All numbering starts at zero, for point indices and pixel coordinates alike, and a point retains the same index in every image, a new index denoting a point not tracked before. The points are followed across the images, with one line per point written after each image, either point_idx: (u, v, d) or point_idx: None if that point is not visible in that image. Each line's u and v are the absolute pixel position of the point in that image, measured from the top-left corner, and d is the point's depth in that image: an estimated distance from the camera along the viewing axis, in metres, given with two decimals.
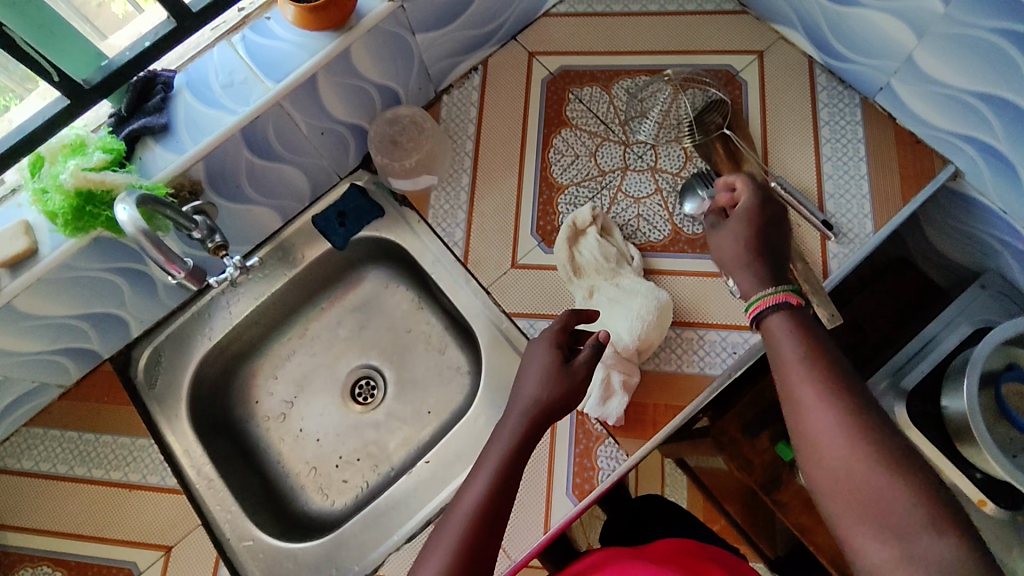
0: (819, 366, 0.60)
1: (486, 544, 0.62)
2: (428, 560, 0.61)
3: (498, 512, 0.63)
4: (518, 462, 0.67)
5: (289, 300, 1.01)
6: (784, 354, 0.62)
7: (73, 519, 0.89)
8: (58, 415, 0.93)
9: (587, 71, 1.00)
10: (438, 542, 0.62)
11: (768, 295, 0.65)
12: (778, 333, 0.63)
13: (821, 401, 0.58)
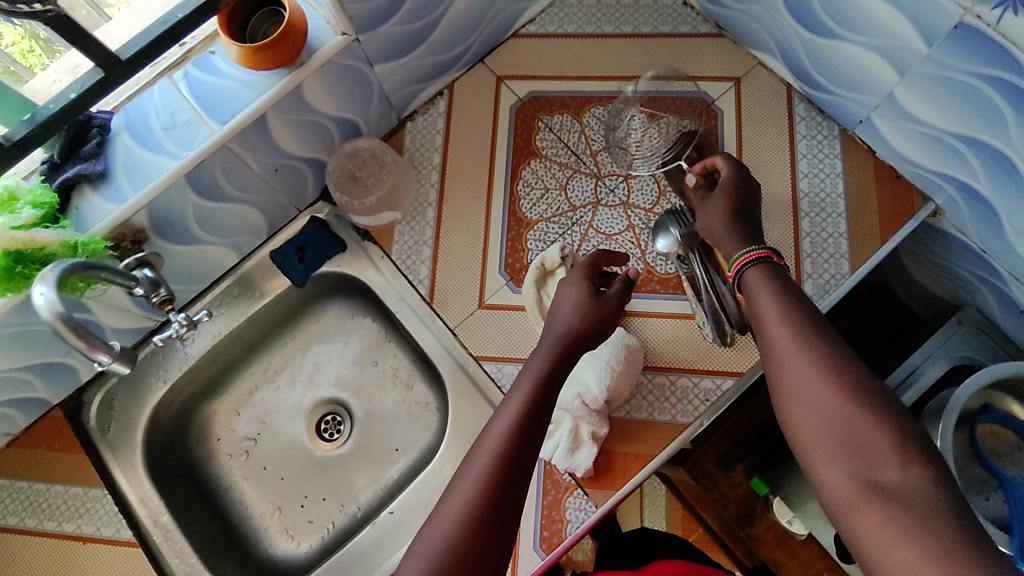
0: (808, 318, 0.57)
1: (525, 465, 0.57)
2: (461, 480, 0.57)
3: (534, 434, 0.60)
4: (552, 390, 0.64)
5: (250, 336, 0.97)
6: (768, 303, 0.60)
7: (24, 574, 0.83)
8: (6, 463, 0.87)
9: (558, 98, 0.96)
10: (472, 457, 0.58)
11: (752, 251, 0.64)
12: (760, 295, 0.61)
13: (809, 361, 0.54)
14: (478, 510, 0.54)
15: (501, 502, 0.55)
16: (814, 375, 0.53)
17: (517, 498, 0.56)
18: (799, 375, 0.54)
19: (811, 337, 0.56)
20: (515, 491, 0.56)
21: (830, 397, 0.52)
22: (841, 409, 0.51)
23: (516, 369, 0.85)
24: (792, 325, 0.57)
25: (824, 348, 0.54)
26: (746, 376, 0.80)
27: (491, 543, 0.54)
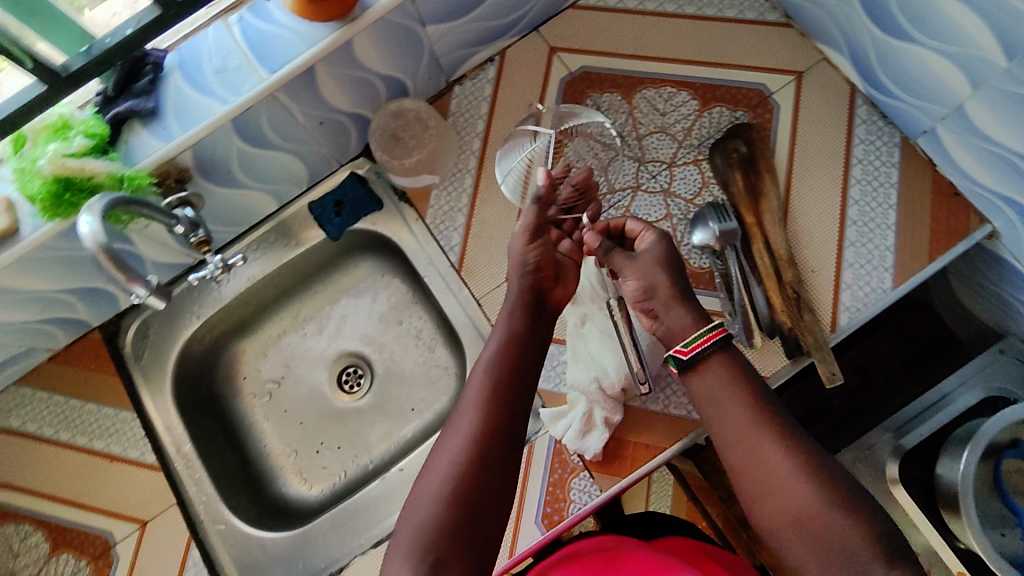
0: (770, 417, 0.61)
1: (507, 404, 0.65)
2: (456, 424, 0.64)
3: (510, 373, 0.67)
4: (520, 357, 0.69)
5: (282, 283, 0.99)
6: (733, 400, 0.62)
7: (54, 481, 0.88)
8: (46, 377, 0.92)
9: (610, 75, 0.93)
10: (455, 428, 0.64)
11: (706, 331, 0.65)
12: (722, 393, 0.63)
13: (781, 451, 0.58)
14: (472, 450, 0.61)
15: (492, 441, 0.62)
16: (799, 486, 0.56)
17: (506, 433, 0.63)
18: (769, 458, 0.58)
19: (783, 440, 0.59)
20: (503, 427, 0.64)
21: (807, 501, 0.55)
22: (821, 514, 0.55)
23: None
24: (756, 430, 0.60)
25: (795, 450, 0.58)
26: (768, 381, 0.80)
27: (485, 478, 0.61)
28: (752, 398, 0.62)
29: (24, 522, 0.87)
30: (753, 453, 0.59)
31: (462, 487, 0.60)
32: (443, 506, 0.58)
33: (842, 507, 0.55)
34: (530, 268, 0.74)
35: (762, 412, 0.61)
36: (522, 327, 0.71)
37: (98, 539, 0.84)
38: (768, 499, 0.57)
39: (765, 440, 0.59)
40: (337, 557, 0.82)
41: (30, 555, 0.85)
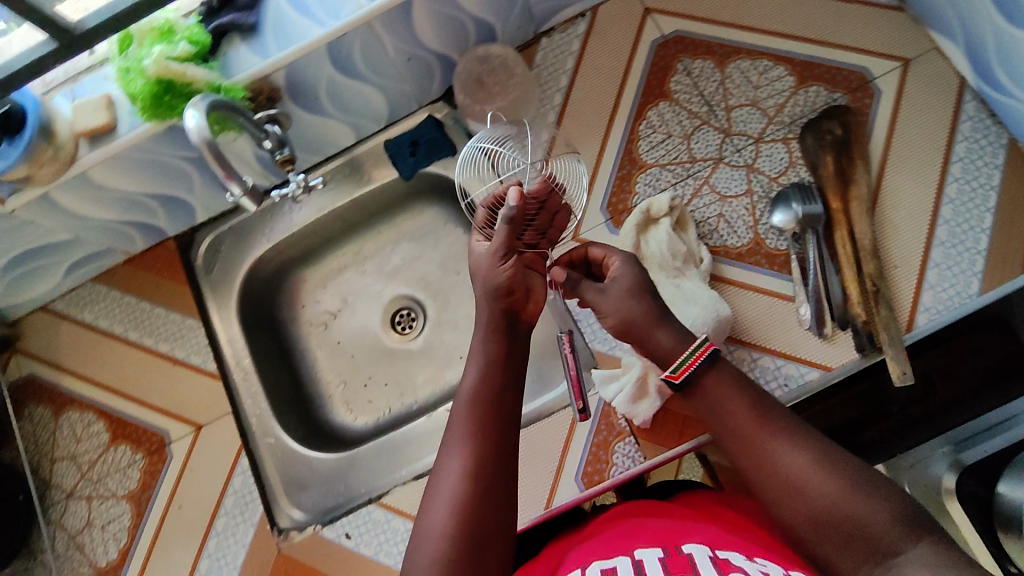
0: (776, 415, 0.54)
1: (499, 432, 0.55)
2: (443, 475, 0.53)
3: (498, 396, 0.57)
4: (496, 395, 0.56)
5: (349, 217, 1.00)
6: (742, 400, 0.55)
7: (118, 376, 0.92)
8: (121, 278, 0.96)
9: (704, 42, 0.90)
10: (437, 491, 0.53)
11: (690, 355, 0.56)
12: (727, 393, 0.55)
13: (789, 447, 0.52)
14: (464, 503, 0.52)
15: (488, 485, 0.52)
16: (818, 480, 0.50)
17: (502, 471, 0.54)
18: (777, 454, 0.52)
19: (794, 438, 0.52)
20: (496, 465, 0.54)
21: (828, 496, 0.49)
22: (843, 507, 0.48)
23: None
24: (766, 430, 0.53)
25: (811, 449, 0.51)
26: (833, 370, 0.77)
27: (488, 531, 0.51)
28: (754, 394, 0.55)
29: (87, 410, 0.91)
30: (763, 453, 0.52)
31: (465, 545, 0.50)
32: (449, 566, 0.49)
33: (867, 492, 0.48)
34: (500, 291, 0.59)
35: (771, 411, 0.54)
36: (505, 344, 0.59)
37: (155, 436, 0.88)
38: (785, 501, 0.51)
39: (779, 441, 0.52)
40: (377, 485, 0.83)
41: (91, 442, 0.90)
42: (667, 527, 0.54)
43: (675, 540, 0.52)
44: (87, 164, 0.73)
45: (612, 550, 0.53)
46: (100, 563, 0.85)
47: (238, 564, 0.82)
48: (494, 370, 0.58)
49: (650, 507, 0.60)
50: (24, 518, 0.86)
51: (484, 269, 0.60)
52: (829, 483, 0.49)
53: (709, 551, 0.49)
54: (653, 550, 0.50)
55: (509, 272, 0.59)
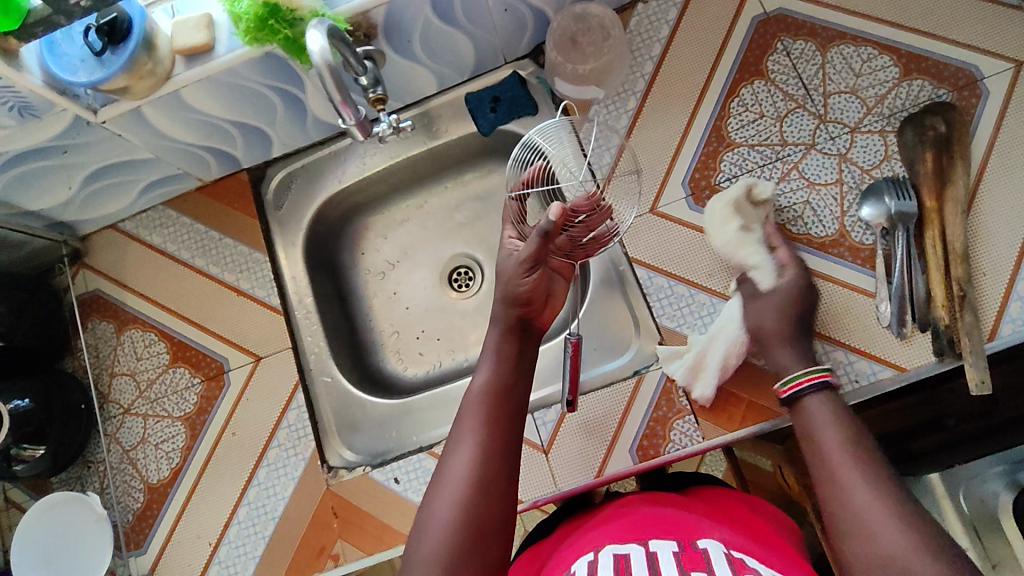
0: (864, 462, 0.58)
1: (505, 423, 0.65)
2: (456, 457, 0.63)
3: (506, 391, 0.67)
4: (506, 390, 0.67)
5: (419, 169, 0.99)
6: (832, 441, 0.61)
7: (182, 300, 0.93)
8: (192, 205, 0.97)
9: (807, 23, 0.87)
10: (451, 470, 0.62)
11: (807, 376, 0.67)
12: (822, 434, 0.62)
13: (868, 490, 0.55)
14: (474, 480, 0.61)
15: (492, 467, 0.61)
16: (890, 527, 0.52)
17: (506, 457, 0.63)
18: (855, 498, 0.55)
19: (875, 486, 0.56)
20: (500, 450, 0.63)
21: (890, 542, 0.51)
22: (908, 558, 0.50)
23: (667, 283, 0.82)
24: (843, 472, 0.58)
25: (879, 494, 0.55)
26: (907, 372, 0.74)
27: (491, 502, 0.60)
28: (850, 440, 0.60)
29: (149, 330, 0.92)
30: (837, 494, 0.57)
31: (471, 513, 0.59)
32: (456, 529, 0.58)
33: (928, 550, 0.50)
34: (517, 300, 0.71)
35: (854, 456, 0.59)
36: (514, 348, 0.70)
37: (214, 363, 0.89)
38: (846, 544, 0.54)
39: (851, 483, 0.57)
40: (428, 435, 0.84)
41: (151, 361, 0.91)
42: (682, 522, 0.61)
43: (689, 534, 0.58)
44: (180, 83, 0.74)
45: (630, 534, 0.60)
46: (152, 480, 0.87)
47: (286, 496, 0.83)
48: (501, 371, 0.68)
49: (670, 500, 0.67)
50: (85, 426, 0.88)
51: (506, 275, 0.72)
52: (895, 531, 0.52)
53: (721, 548, 0.55)
54: (668, 541, 0.57)
55: (530, 284, 0.71)
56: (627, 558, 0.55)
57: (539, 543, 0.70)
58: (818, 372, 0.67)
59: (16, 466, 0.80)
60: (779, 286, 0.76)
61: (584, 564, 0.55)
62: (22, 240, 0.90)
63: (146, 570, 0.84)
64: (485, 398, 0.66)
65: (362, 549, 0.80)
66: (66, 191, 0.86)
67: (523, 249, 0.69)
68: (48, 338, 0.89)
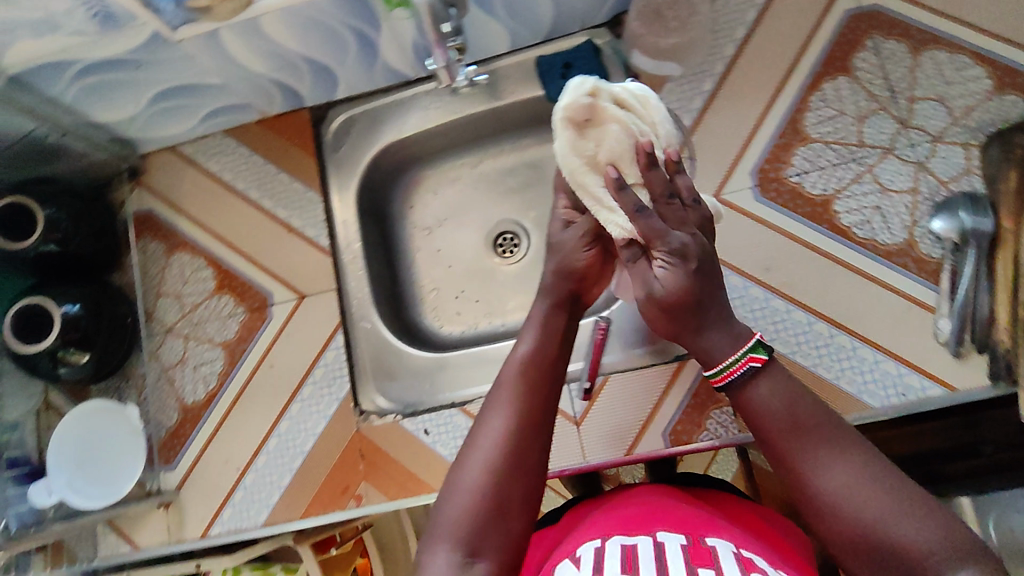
0: (813, 428, 0.50)
1: (545, 394, 0.59)
2: (489, 424, 0.57)
3: (550, 364, 0.61)
4: (549, 360, 0.62)
5: (478, 127, 0.97)
6: (782, 407, 0.51)
7: (232, 230, 0.94)
8: (252, 137, 0.97)
9: (902, 23, 0.83)
10: (481, 437, 0.57)
11: (733, 363, 0.52)
12: (766, 406, 0.51)
13: (829, 466, 0.48)
14: (506, 452, 0.55)
15: (528, 438, 0.57)
16: (862, 505, 0.46)
17: (540, 428, 0.58)
18: (816, 478, 0.49)
19: (838, 453, 0.49)
20: (538, 422, 0.58)
21: (869, 515, 0.46)
22: (886, 534, 0.45)
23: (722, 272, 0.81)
24: (803, 445, 0.50)
25: (852, 463, 0.48)
26: (956, 393, 0.73)
27: (522, 476, 0.55)
28: (789, 406, 0.51)
29: (198, 256, 0.93)
30: (802, 472, 0.49)
31: (504, 485, 0.54)
32: (486, 499, 0.53)
33: (911, 513, 0.45)
34: (567, 271, 0.67)
35: (807, 422, 0.50)
36: (562, 322, 0.65)
37: (258, 296, 0.91)
38: (826, 523, 0.48)
39: (816, 454, 0.49)
40: (460, 392, 0.85)
41: (197, 286, 0.92)
42: (685, 515, 0.58)
43: (696, 530, 0.56)
44: (261, 10, 0.72)
45: (635, 525, 0.57)
46: (188, 400, 0.89)
47: (317, 433, 0.85)
48: (543, 339, 0.63)
49: (663, 491, 0.64)
50: (129, 339, 0.90)
51: (561, 248, 0.68)
52: (874, 498, 0.46)
53: (731, 546, 0.53)
54: (676, 535, 0.54)
55: (587, 260, 0.67)
56: (633, 550, 0.52)
57: (544, 530, 0.67)
58: (744, 354, 0.52)
59: (61, 369, 0.82)
60: (664, 282, 0.53)
61: (590, 551, 0.53)
62: (84, 151, 0.91)
63: (173, 485, 0.87)
64: (526, 368, 0.60)
65: (384, 493, 0.82)
66: (131, 108, 0.86)
67: (578, 226, 0.68)
68: (100, 249, 0.90)
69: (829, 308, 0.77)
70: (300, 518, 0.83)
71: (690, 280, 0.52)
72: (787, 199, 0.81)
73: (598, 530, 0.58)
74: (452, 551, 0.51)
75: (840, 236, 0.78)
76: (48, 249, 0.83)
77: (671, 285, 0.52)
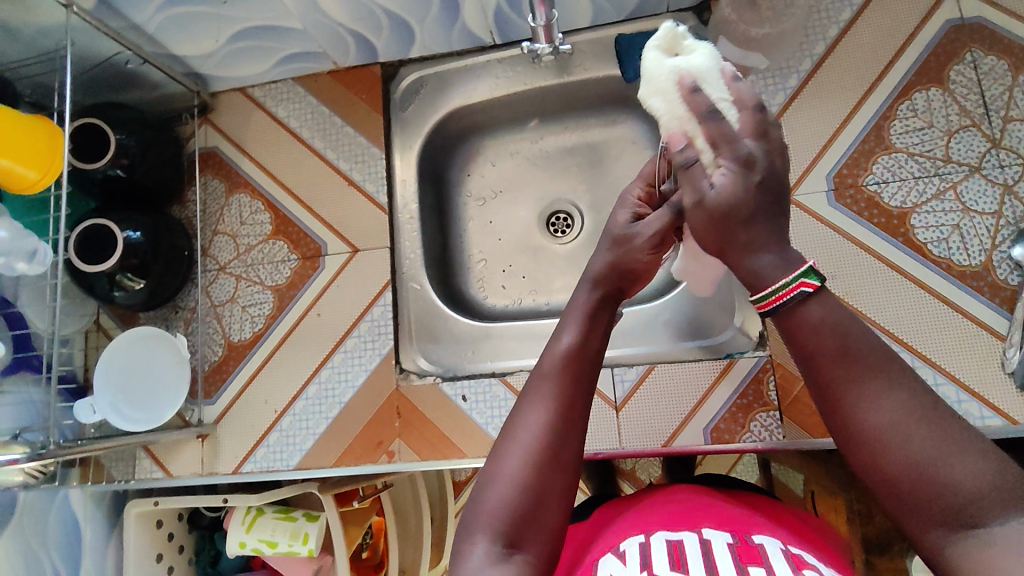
0: (860, 354, 0.42)
1: (586, 387, 0.55)
2: (529, 413, 0.53)
3: (593, 357, 0.57)
4: (592, 350, 0.57)
5: (546, 102, 0.95)
6: (824, 329, 0.42)
7: (293, 177, 0.94)
8: (321, 86, 0.96)
9: (1006, 38, 0.78)
10: (519, 429, 0.53)
11: (784, 287, 0.42)
12: (810, 327, 0.43)
13: (876, 399, 0.41)
14: (547, 445, 0.51)
15: (568, 432, 0.53)
16: (909, 445, 0.40)
17: (581, 421, 0.54)
18: (861, 413, 0.41)
19: (886, 382, 0.41)
20: (579, 415, 0.54)
21: (916, 453, 0.39)
22: (934, 475, 0.39)
23: None
24: (844, 373, 0.42)
25: (901, 397, 0.41)
26: (1017, 426, 0.70)
27: (561, 472, 0.51)
28: (835, 329, 0.42)
29: (257, 199, 0.94)
30: (844, 403, 0.42)
31: (544, 480, 0.50)
32: (525, 493, 0.49)
33: (963, 450, 0.39)
34: (624, 268, 0.61)
35: (852, 350, 0.42)
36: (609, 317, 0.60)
37: (313, 245, 0.91)
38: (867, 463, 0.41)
39: (861, 385, 0.41)
40: (501, 362, 0.86)
41: (253, 228, 0.93)
42: (728, 515, 0.58)
43: (741, 528, 0.55)
44: None
45: (677, 522, 0.57)
46: (233, 338, 0.91)
47: (356, 385, 0.86)
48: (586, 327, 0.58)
49: (702, 492, 0.64)
50: (183, 271, 0.91)
51: (624, 246, 0.62)
52: (925, 434, 0.40)
53: (779, 544, 0.52)
54: (721, 531, 0.54)
55: (650, 260, 0.62)
56: (679, 545, 0.52)
57: (575, 526, 0.67)
58: (794, 279, 0.42)
59: (116, 292, 0.83)
60: (716, 189, 0.44)
61: (635, 546, 0.53)
62: (159, 83, 0.92)
63: (212, 419, 0.89)
64: (569, 357, 0.56)
65: (416, 453, 0.83)
66: (211, 44, 0.85)
67: (652, 219, 0.62)
68: (163, 179, 0.90)
69: (893, 324, 0.75)
70: (331, 467, 0.84)
71: (749, 194, 0.43)
72: (861, 207, 0.78)
73: (640, 526, 0.58)
74: (489, 542, 0.48)
75: (913, 251, 0.76)
76: (115, 173, 0.83)
77: (724, 193, 0.43)
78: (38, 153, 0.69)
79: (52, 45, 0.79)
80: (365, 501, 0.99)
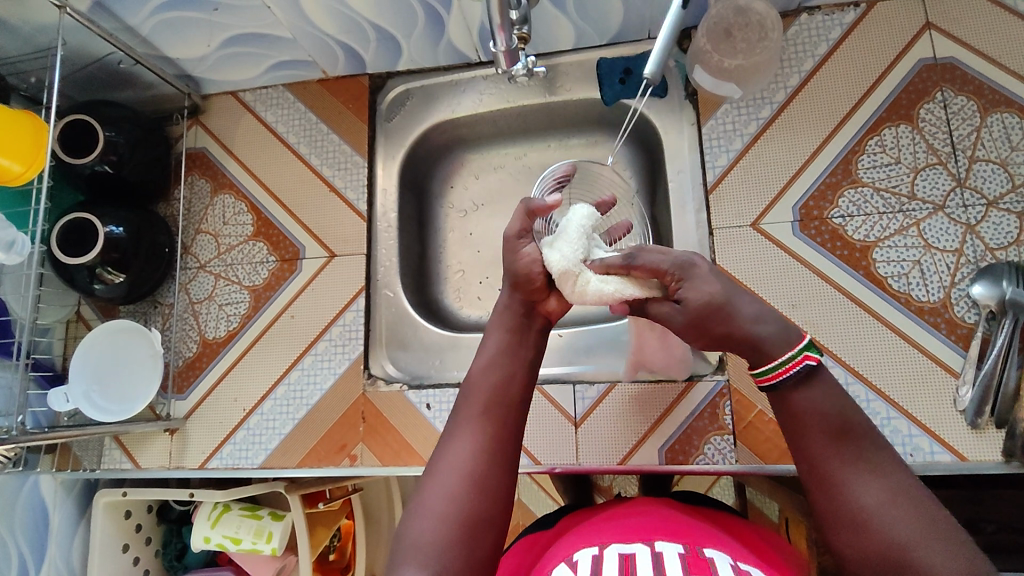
0: (857, 438, 0.47)
1: (506, 414, 0.56)
2: (454, 448, 0.54)
3: (512, 386, 0.58)
4: (510, 384, 0.58)
5: (528, 120, 0.97)
6: (827, 412, 0.48)
7: (278, 182, 0.96)
8: (310, 93, 0.98)
9: (976, 80, 0.79)
10: (445, 464, 0.53)
11: (790, 361, 0.49)
12: (814, 408, 0.48)
13: (864, 476, 0.45)
14: (470, 478, 0.52)
15: (492, 462, 0.53)
16: (893, 518, 0.43)
17: (505, 448, 0.55)
18: (848, 486, 0.45)
19: (877, 468, 0.46)
20: (502, 444, 0.55)
21: (898, 535, 0.43)
22: (906, 550, 0.42)
23: None
24: (838, 454, 0.46)
25: (888, 484, 0.45)
26: (966, 463, 0.71)
27: (486, 500, 0.51)
28: (837, 415, 0.48)
29: (241, 201, 0.96)
30: (835, 480, 0.46)
31: (468, 509, 0.50)
32: (453, 526, 0.49)
33: (939, 542, 0.42)
34: (518, 276, 0.62)
35: (848, 431, 0.47)
36: (524, 338, 0.62)
37: (292, 249, 0.93)
38: (847, 535, 0.45)
39: (848, 465, 0.46)
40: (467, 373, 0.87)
41: (235, 228, 0.95)
42: (680, 527, 0.57)
43: (693, 541, 0.54)
44: None
45: (635, 534, 0.55)
46: (208, 335, 0.93)
47: (324, 388, 0.88)
48: (505, 359, 0.60)
49: (663, 504, 0.64)
50: (164, 268, 0.93)
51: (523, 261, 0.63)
52: (903, 519, 0.43)
53: (729, 559, 0.51)
54: (674, 544, 0.53)
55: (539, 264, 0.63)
56: (631, 558, 0.50)
57: (537, 534, 0.66)
58: (799, 352, 0.49)
59: (96, 285, 0.85)
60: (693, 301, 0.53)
61: (587, 556, 0.51)
62: (151, 84, 0.94)
63: (182, 413, 0.91)
64: (488, 386, 0.58)
65: (379, 458, 0.84)
66: (202, 49, 0.88)
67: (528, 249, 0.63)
68: (149, 177, 0.92)
69: (849, 354, 0.76)
70: (295, 467, 0.86)
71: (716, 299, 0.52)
72: (825, 239, 0.80)
73: (596, 538, 0.56)
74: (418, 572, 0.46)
75: (874, 285, 0.77)
76: (102, 169, 0.85)
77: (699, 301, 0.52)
78: (24, 147, 0.72)
79: (47, 42, 0.81)
80: (332, 503, 0.99)
